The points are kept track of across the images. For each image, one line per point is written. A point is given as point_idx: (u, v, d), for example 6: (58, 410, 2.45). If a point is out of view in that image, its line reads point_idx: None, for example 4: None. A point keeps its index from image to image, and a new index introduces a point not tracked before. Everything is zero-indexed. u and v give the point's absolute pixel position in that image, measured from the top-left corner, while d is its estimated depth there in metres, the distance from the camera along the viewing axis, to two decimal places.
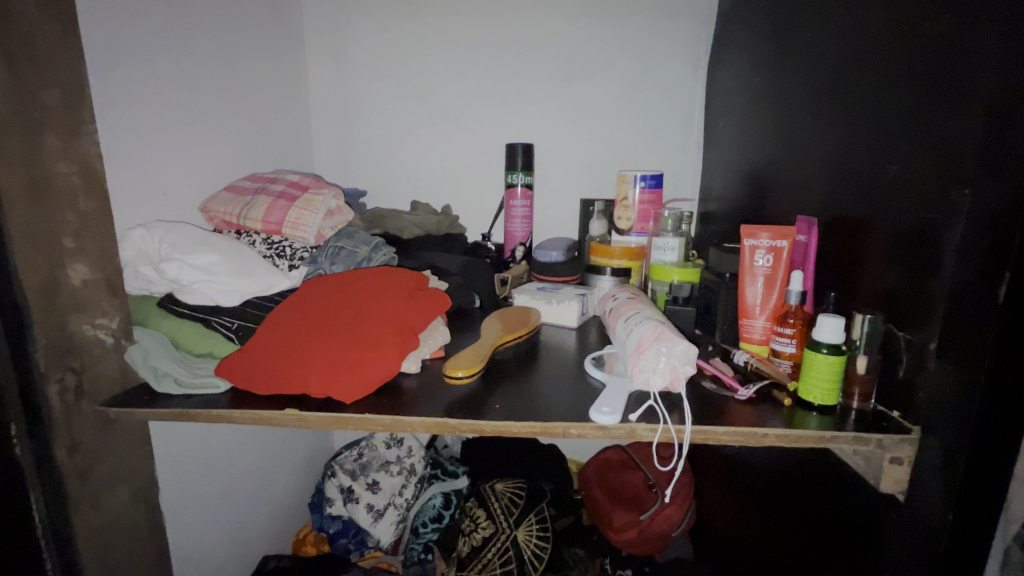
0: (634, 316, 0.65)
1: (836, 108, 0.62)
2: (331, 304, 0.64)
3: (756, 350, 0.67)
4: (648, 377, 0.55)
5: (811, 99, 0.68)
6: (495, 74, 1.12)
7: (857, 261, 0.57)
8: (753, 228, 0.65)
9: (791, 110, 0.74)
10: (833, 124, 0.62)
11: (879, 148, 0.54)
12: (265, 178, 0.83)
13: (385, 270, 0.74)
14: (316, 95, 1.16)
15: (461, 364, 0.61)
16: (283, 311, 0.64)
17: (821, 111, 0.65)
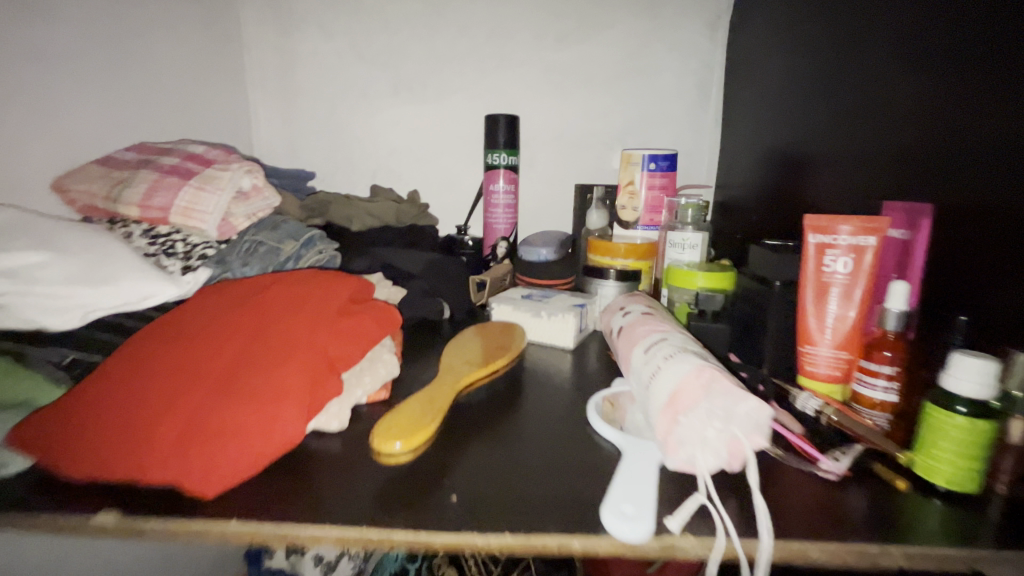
0: (655, 344, 0.45)
1: (928, 58, 0.43)
2: (216, 328, 0.44)
3: (823, 391, 0.48)
4: (695, 455, 0.34)
5: (880, 45, 0.49)
6: (470, 31, 0.89)
7: (975, 276, 0.39)
8: (822, 220, 0.47)
9: (846, 65, 0.55)
10: (922, 79, 0.43)
11: (1010, 100, 0.36)
12: (154, 148, 0.62)
13: (310, 275, 0.54)
14: (249, 55, 0.93)
15: (400, 432, 0.39)
16: (145, 337, 0.44)
17: (899, 62, 0.46)
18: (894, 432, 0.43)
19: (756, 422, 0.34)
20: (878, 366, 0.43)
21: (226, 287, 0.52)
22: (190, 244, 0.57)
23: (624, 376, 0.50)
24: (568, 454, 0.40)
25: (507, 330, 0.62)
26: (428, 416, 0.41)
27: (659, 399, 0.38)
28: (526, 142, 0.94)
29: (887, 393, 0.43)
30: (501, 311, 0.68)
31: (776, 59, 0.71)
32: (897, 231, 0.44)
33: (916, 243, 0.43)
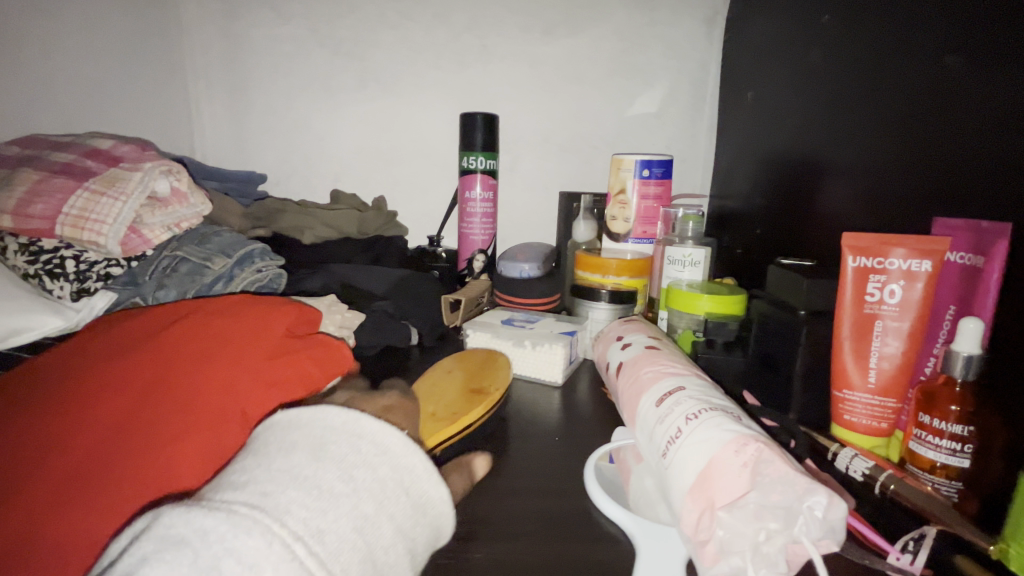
0: (670, 395, 0.36)
1: (980, 48, 0.36)
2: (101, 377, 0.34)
3: (865, 445, 0.41)
4: (741, 565, 0.26)
5: (914, 34, 0.41)
6: (446, 20, 0.79)
7: None
8: (867, 240, 0.39)
9: (866, 59, 0.47)
10: (975, 75, 0.36)
11: None
12: (48, 142, 0.52)
13: (239, 299, 0.43)
14: (191, 39, 0.81)
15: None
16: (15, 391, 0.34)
17: (942, 55, 0.39)
18: (966, 505, 0.35)
19: (823, 522, 0.26)
20: (942, 422, 0.35)
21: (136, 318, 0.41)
22: (86, 262, 0.47)
23: (627, 426, 0.41)
24: (561, 548, 0.31)
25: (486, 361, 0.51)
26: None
27: (685, 478, 0.29)
28: (506, 145, 0.85)
29: (954, 456, 0.35)
30: (477, 338, 0.59)
31: (783, 58, 0.62)
32: (958, 253, 0.36)
33: (984, 269, 0.34)
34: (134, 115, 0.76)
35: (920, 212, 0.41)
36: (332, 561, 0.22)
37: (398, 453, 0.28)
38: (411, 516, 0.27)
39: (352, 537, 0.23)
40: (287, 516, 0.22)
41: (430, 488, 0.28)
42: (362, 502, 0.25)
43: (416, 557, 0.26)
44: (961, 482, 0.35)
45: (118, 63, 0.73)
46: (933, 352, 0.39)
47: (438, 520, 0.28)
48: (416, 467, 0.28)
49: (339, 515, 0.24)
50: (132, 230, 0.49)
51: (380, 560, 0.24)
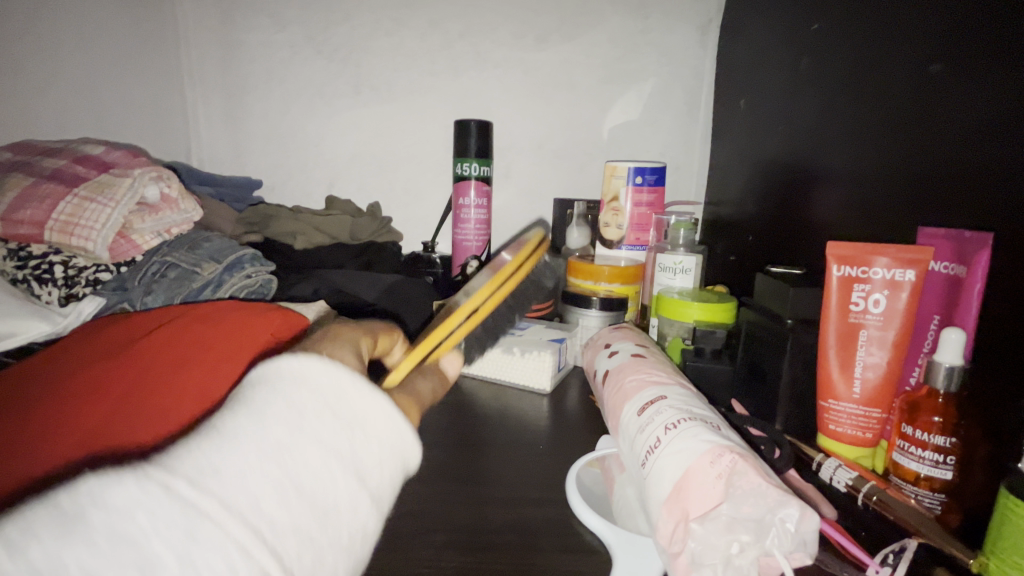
0: (653, 403, 0.36)
1: (963, 57, 0.36)
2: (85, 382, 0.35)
3: (851, 456, 0.40)
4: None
5: (900, 43, 0.41)
6: (441, 27, 0.80)
7: None
8: (852, 249, 0.39)
9: (855, 68, 0.47)
10: (959, 84, 0.36)
11: None
12: (41, 148, 0.53)
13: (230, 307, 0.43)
14: (188, 45, 0.82)
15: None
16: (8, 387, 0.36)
17: (927, 64, 0.39)
18: (949, 518, 0.34)
19: (795, 534, 0.26)
20: (926, 434, 0.35)
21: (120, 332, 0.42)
22: (75, 268, 0.48)
23: (611, 434, 0.41)
24: (537, 558, 0.31)
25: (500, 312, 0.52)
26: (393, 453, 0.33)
27: (661, 488, 0.29)
28: (501, 151, 0.85)
29: (938, 468, 0.34)
30: None
31: (775, 66, 0.62)
32: (942, 264, 0.36)
33: (967, 279, 0.34)
34: (131, 120, 0.77)
35: (907, 221, 0.41)
36: (234, 492, 0.21)
37: (319, 379, 0.26)
38: (341, 432, 0.25)
39: (262, 465, 0.22)
40: (183, 461, 0.21)
41: (361, 400, 0.27)
42: (275, 431, 0.24)
43: (362, 473, 0.26)
44: (945, 495, 0.34)
45: (115, 69, 0.74)
46: (918, 362, 0.39)
47: (385, 435, 0.27)
48: (345, 385, 0.27)
49: (249, 447, 0.23)
50: (121, 236, 0.49)
51: (306, 483, 0.23)
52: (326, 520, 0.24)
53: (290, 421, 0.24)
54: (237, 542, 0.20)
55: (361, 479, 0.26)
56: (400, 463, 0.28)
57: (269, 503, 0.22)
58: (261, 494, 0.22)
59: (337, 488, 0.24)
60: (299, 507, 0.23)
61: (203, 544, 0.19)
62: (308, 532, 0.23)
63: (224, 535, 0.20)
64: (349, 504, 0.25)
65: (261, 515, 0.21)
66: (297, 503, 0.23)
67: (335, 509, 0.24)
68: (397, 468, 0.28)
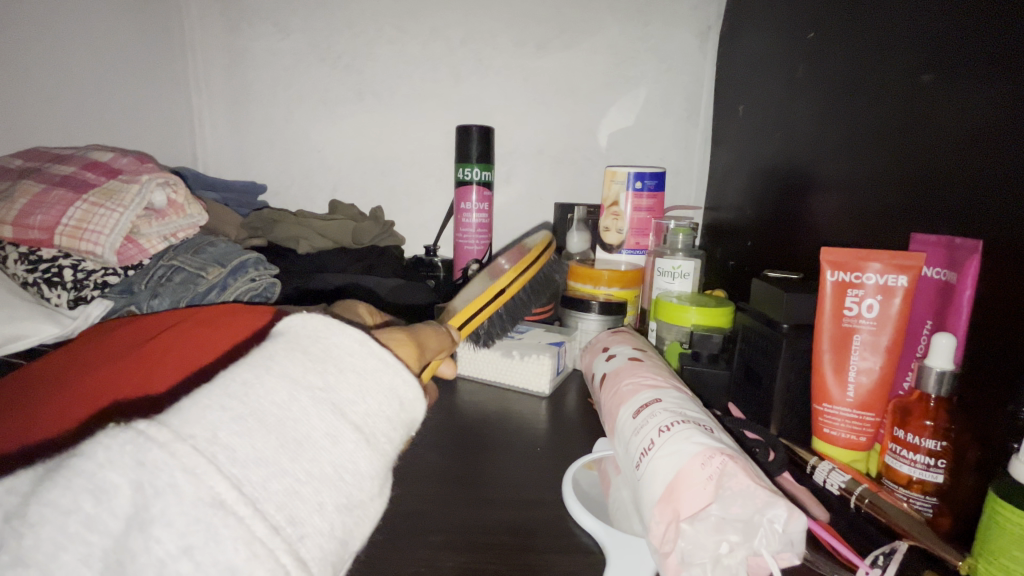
0: (648, 405, 0.36)
1: (953, 67, 0.36)
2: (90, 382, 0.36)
3: (845, 459, 0.41)
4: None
5: (892, 52, 0.42)
6: (443, 35, 0.81)
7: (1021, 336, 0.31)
8: (845, 254, 0.40)
9: (849, 76, 0.48)
10: (949, 92, 0.37)
11: None
12: (51, 154, 0.54)
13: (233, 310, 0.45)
14: (195, 53, 0.83)
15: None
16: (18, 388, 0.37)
17: (919, 73, 0.39)
18: (940, 521, 0.35)
19: (783, 534, 0.26)
20: (917, 438, 0.35)
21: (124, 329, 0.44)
22: (84, 271, 0.49)
23: (608, 437, 0.42)
24: (533, 558, 0.32)
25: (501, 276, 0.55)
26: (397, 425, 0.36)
27: (654, 489, 0.30)
28: (502, 157, 0.86)
29: (929, 471, 0.35)
30: (467, 349, 0.60)
31: (772, 73, 0.63)
32: (933, 269, 0.37)
33: (958, 285, 0.35)
34: (138, 126, 0.78)
35: (898, 228, 0.41)
36: (189, 423, 0.20)
37: (292, 327, 0.26)
38: (312, 369, 0.24)
39: (222, 400, 0.22)
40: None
41: (334, 339, 0.26)
42: (240, 374, 0.23)
43: (342, 407, 0.24)
44: (937, 499, 0.35)
45: (122, 76, 0.75)
46: (911, 367, 0.39)
47: (365, 366, 0.26)
48: (313, 326, 0.26)
49: (213, 390, 0.22)
50: (128, 240, 0.50)
51: (272, 415, 0.22)
52: (300, 453, 0.22)
53: (256, 363, 0.24)
54: (189, 466, 0.19)
55: (341, 412, 0.24)
56: (394, 399, 0.26)
57: (226, 431, 0.21)
58: (218, 422, 0.21)
59: (311, 421, 0.23)
60: (264, 437, 0.21)
61: (153, 468, 0.18)
62: (278, 463, 0.21)
63: (171, 456, 0.19)
64: (328, 440, 0.23)
65: (218, 444, 0.20)
66: (262, 432, 0.21)
67: (311, 440, 0.22)
68: (392, 403, 0.26)
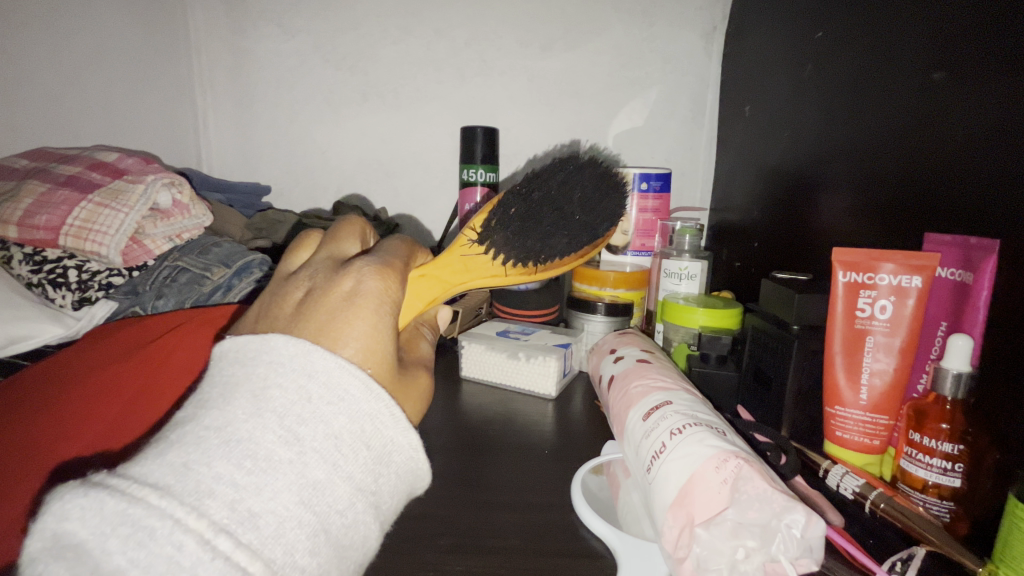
0: (660, 410, 0.36)
1: (966, 67, 0.36)
2: (95, 392, 0.36)
3: (857, 462, 0.40)
4: None
5: (902, 52, 0.41)
6: (447, 36, 0.81)
7: None
8: (860, 256, 0.39)
9: (858, 76, 0.47)
10: (960, 94, 0.36)
11: None
12: (55, 155, 0.54)
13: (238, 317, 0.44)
14: (198, 53, 0.83)
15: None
16: (21, 390, 0.37)
17: (930, 72, 0.39)
18: (957, 525, 0.34)
19: (801, 540, 0.25)
20: (933, 441, 0.35)
21: (134, 333, 0.43)
22: (89, 272, 0.49)
23: (616, 439, 0.41)
24: (543, 563, 0.31)
25: (590, 220, 0.43)
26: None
27: (667, 492, 0.29)
28: (507, 158, 0.86)
29: (945, 475, 0.34)
30: (472, 350, 0.59)
31: (779, 74, 0.62)
32: (948, 270, 0.36)
33: (974, 285, 0.34)
34: (143, 128, 0.78)
35: (911, 230, 0.41)
36: (268, 542, 0.21)
37: (355, 399, 0.26)
38: (372, 469, 0.25)
39: (297, 511, 0.22)
40: (206, 499, 0.21)
41: (394, 433, 0.27)
42: (310, 467, 0.23)
43: (382, 506, 0.26)
44: (952, 503, 0.34)
45: (126, 77, 0.75)
46: (925, 369, 0.39)
47: (406, 465, 0.27)
48: (380, 412, 0.26)
49: (282, 486, 0.22)
50: (134, 241, 0.50)
51: (334, 525, 0.23)
52: (346, 559, 0.24)
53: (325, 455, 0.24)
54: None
55: (379, 513, 0.26)
56: (411, 491, 0.28)
57: (302, 554, 0.22)
58: (295, 541, 0.22)
59: (360, 528, 0.25)
60: (327, 554, 0.23)
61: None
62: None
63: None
64: (365, 543, 0.25)
65: (296, 568, 0.22)
66: (326, 546, 0.23)
67: (356, 548, 0.24)
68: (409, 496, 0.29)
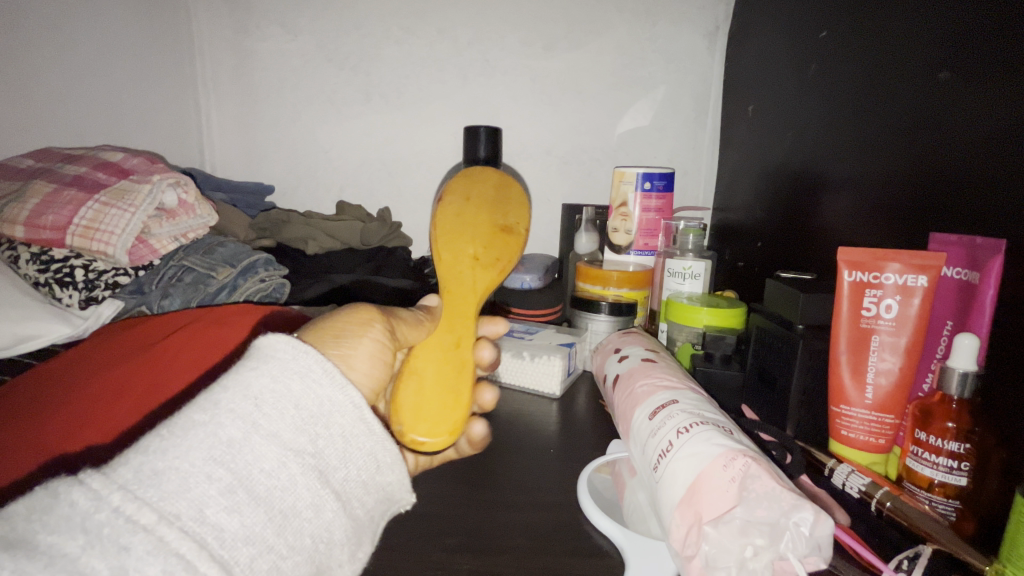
0: (664, 410, 0.36)
1: (973, 65, 0.36)
2: (88, 386, 0.36)
3: (862, 460, 0.40)
4: None
5: (908, 50, 0.41)
6: (450, 35, 0.81)
7: None
8: (864, 254, 0.39)
9: (863, 74, 0.47)
10: (966, 93, 0.36)
11: None
12: (61, 155, 0.54)
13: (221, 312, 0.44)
14: (201, 53, 0.83)
15: (434, 424, 0.35)
16: (21, 389, 0.37)
17: (937, 71, 0.39)
18: (963, 525, 0.34)
19: (810, 538, 0.26)
20: (940, 440, 0.35)
21: (138, 333, 0.43)
22: (96, 271, 0.49)
23: (621, 438, 0.41)
24: (549, 561, 0.31)
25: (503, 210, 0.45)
26: (465, 387, 0.37)
27: (674, 491, 0.29)
28: (510, 157, 0.86)
29: (952, 474, 0.34)
30: None
31: (783, 72, 0.62)
32: (954, 269, 0.36)
33: (979, 285, 0.34)
34: (147, 128, 0.79)
35: (915, 227, 0.41)
36: (171, 497, 0.21)
37: (281, 359, 0.26)
38: (302, 429, 0.25)
39: (205, 466, 0.22)
40: (118, 467, 0.21)
41: (328, 391, 0.26)
42: (224, 426, 0.23)
43: (325, 472, 0.25)
44: (959, 502, 0.34)
45: (130, 77, 0.75)
46: (931, 368, 0.39)
47: (351, 427, 0.27)
48: (312, 368, 0.26)
49: (193, 446, 0.23)
50: (140, 241, 0.50)
51: (259, 484, 0.23)
52: (285, 525, 0.23)
53: (241, 414, 0.24)
54: (175, 551, 0.20)
55: (325, 479, 0.25)
56: (374, 462, 0.28)
57: (214, 510, 0.21)
58: (205, 496, 0.21)
59: (297, 490, 0.24)
60: (251, 512, 0.22)
61: (135, 552, 0.19)
62: (262, 538, 0.22)
63: (155, 542, 0.19)
64: (311, 510, 0.25)
65: (206, 523, 0.21)
66: (249, 505, 0.22)
67: (296, 512, 0.24)
68: (371, 466, 0.28)
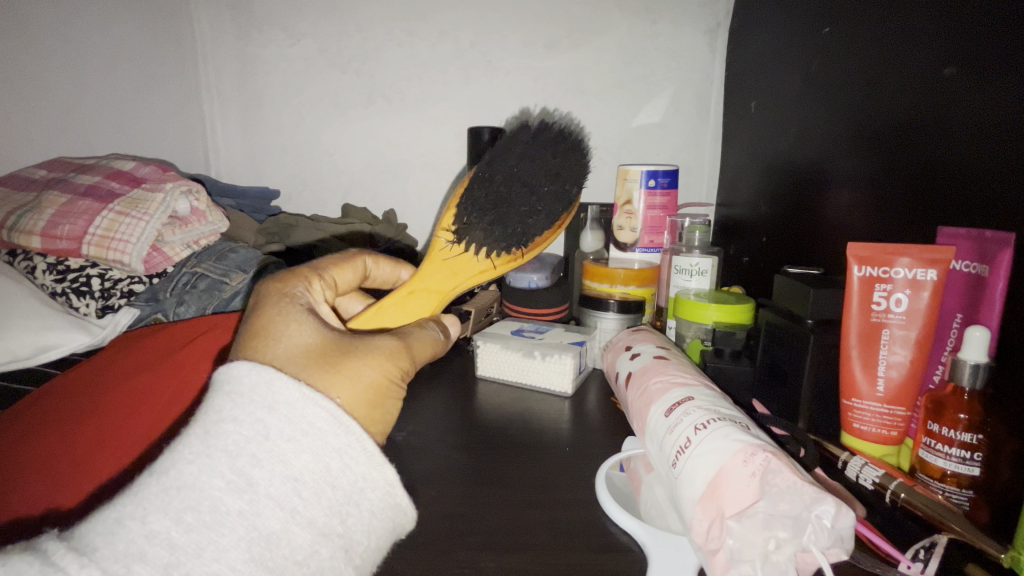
0: (682, 408, 0.36)
1: (979, 60, 0.36)
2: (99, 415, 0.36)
3: (873, 451, 0.41)
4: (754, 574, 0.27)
5: (913, 47, 0.42)
6: (451, 37, 0.81)
7: None
8: (875, 249, 0.40)
9: (866, 70, 0.48)
10: (970, 88, 0.37)
11: None
12: (72, 164, 0.55)
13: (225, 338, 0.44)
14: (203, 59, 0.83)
15: None
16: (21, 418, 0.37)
17: (940, 68, 0.39)
18: (977, 513, 0.35)
19: (832, 530, 0.26)
20: (952, 431, 0.35)
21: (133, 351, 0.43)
22: (111, 280, 0.50)
23: (636, 434, 0.42)
24: (572, 558, 0.32)
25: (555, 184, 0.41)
26: None
27: (695, 486, 0.30)
28: None
29: (965, 464, 0.35)
30: (488, 350, 0.60)
31: (785, 69, 0.63)
32: (963, 262, 0.37)
33: (990, 279, 0.34)
34: (153, 136, 0.79)
35: (920, 223, 0.41)
36: None
37: (320, 433, 0.25)
38: (336, 511, 0.25)
39: (246, 569, 0.23)
40: (135, 566, 0.21)
41: (365, 469, 0.26)
42: (263, 517, 0.23)
43: (352, 548, 0.26)
44: (972, 491, 0.35)
45: (135, 86, 0.76)
46: (941, 360, 0.39)
47: (381, 503, 0.27)
48: (350, 446, 0.26)
49: (230, 544, 0.23)
50: (154, 249, 0.51)
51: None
52: None
53: (278, 504, 0.24)
54: None
55: (350, 556, 0.26)
56: (396, 529, 0.28)
57: None
58: None
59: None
60: None
61: None
62: None
63: None
64: None
65: None
66: None
67: None
68: (390, 532, 0.28)
